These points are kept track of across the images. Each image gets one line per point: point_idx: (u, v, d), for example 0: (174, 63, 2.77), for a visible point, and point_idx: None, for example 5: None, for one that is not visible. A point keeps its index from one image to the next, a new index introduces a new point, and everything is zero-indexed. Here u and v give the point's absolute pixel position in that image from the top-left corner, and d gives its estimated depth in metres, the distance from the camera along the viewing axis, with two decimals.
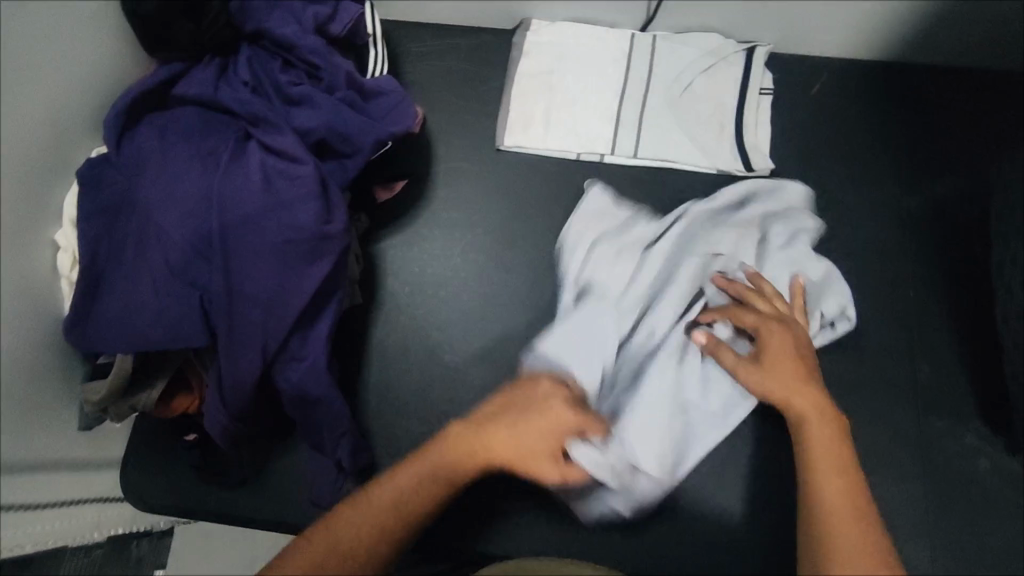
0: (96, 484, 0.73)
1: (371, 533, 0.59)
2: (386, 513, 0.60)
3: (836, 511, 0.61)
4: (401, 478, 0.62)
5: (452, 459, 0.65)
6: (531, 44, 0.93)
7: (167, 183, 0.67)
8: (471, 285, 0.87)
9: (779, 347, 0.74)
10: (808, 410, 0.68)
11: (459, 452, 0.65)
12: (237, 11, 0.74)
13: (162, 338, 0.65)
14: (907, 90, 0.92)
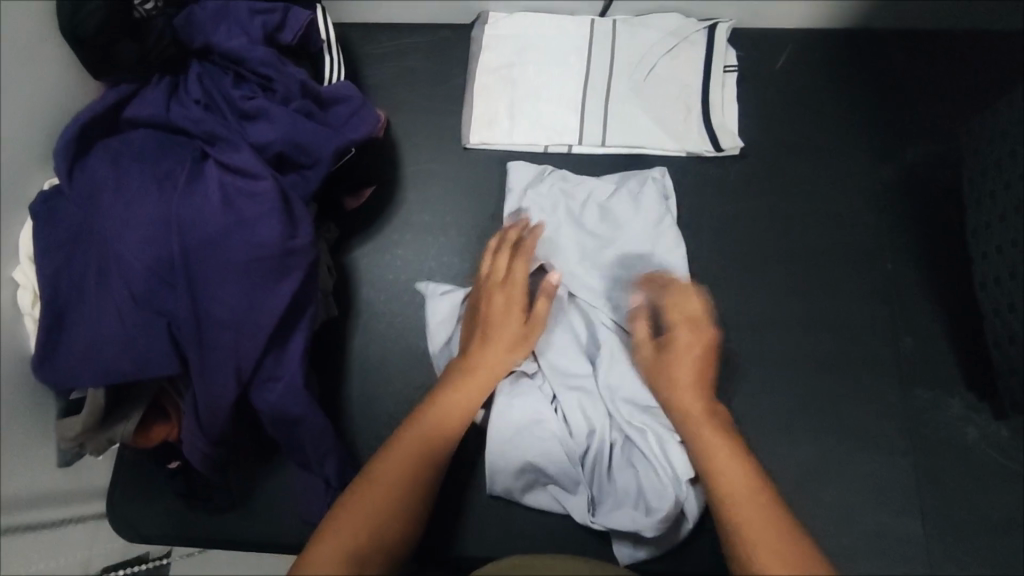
0: (82, 520, 0.72)
1: (377, 540, 0.58)
2: (387, 514, 0.60)
3: (758, 531, 0.57)
4: (384, 479, 0.61)
5: (417, 454, 0.64)
6: (491, 38, 0.92)
7: (125, 212, 0.65)
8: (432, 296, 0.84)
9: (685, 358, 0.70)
10: (713, 438, 0.64)
11: (421, 450, 0.64)
12: (182, 26, 0.73)
13: (133, 369, 0.64)
14: (871, 57, 0.91)
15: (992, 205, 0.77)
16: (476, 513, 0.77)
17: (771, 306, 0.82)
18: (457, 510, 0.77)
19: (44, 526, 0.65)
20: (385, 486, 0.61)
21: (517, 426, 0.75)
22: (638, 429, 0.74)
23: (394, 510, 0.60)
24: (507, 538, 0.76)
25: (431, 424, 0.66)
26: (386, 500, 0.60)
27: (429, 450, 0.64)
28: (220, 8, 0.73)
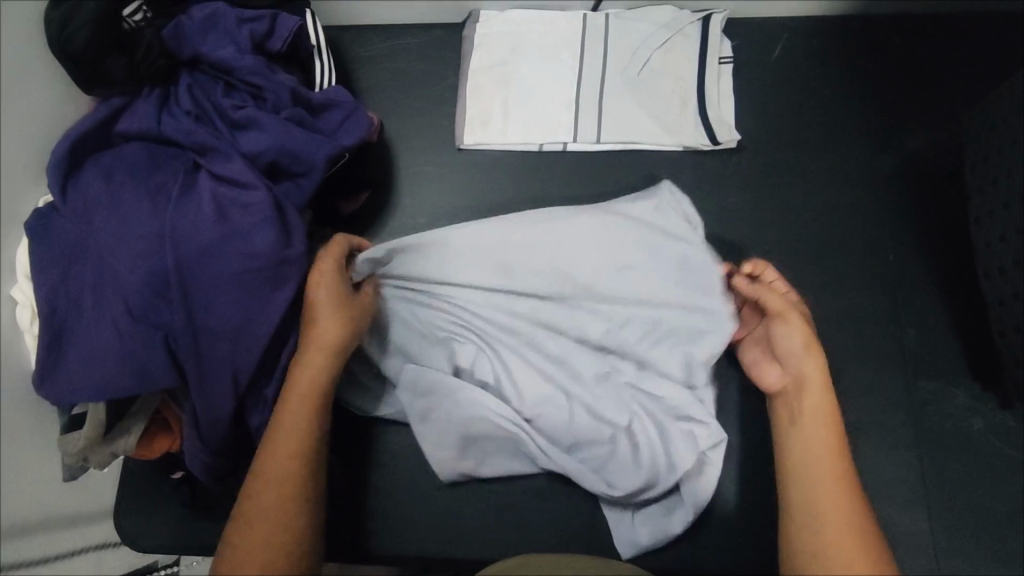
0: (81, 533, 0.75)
1: (267, 537, 0.61)
2: (274, 509, 0.63)
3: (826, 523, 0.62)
4: (269, 474, 0.64)
5: (282, 449, 0.65)
6: (483, 36, 0.91)
7: (119, 226, 0.65)
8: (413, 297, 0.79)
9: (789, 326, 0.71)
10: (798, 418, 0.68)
11: (293, 442, 0.65)
12: (170, 37, 0.72)
13: (132, 384, 0.64)
14: (871, 43, 0.90)
15: (995, 192, 0.76)
16: (473, 511, 0.76)
17: None
18: (458, 511, 0.76)
19: (20, 565, 0.63)
20: (267, 485, 0.64)
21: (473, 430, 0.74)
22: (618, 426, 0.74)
23: (278, 504, 0.63)
24: (508, 539, 0.75)
25: (291, 410, 0.66)
26: (270, 497, 0.63)
27: (302, 438, 0.66)
28: (207, 17, 0.73)
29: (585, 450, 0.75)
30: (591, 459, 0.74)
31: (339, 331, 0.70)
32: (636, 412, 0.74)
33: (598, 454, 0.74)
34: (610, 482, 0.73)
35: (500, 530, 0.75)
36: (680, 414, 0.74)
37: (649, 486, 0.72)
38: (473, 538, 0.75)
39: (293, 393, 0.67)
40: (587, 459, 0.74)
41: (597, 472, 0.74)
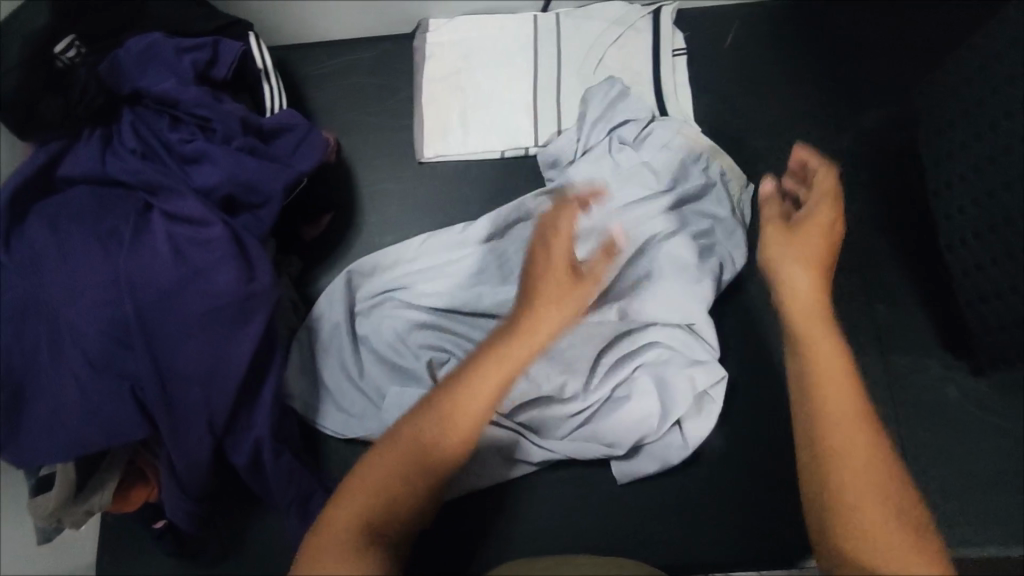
0: None
1: (403, 497, 0.51)
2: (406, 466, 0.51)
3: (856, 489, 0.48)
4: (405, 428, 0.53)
5: (465, 404, 0.53)
6: (433, 45, 0.90)
7: (72, 275, 0.63)
8: (393, 316, 0.80)
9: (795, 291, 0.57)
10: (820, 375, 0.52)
11: (420, 442, 0.52)
12: (107, 72, 0.70)
13: (99, 438, 0.62)
14: (818, 25, 0.91)
15: (951, 164, 0.77)
16: (472, 524, 0.75)
17: (745, 289, 0.81)
18: (457, 527, 0.74)
19: None
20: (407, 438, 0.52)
21: None
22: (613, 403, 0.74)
23: (420, 468, 0.52)
24: (512, 547, 0.74)
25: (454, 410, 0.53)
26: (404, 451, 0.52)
27: (433, 444, 0.52)
28: (144, 50, 0.70)
29: (580, 440, 0.74)
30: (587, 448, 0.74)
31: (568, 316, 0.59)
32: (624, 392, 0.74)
33: (597, 439, 0.74)
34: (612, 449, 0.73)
35: (492, 545, 0.74)
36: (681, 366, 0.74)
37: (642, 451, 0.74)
38: (467, 555, 0.73)
39: (537, 337, 0.57)
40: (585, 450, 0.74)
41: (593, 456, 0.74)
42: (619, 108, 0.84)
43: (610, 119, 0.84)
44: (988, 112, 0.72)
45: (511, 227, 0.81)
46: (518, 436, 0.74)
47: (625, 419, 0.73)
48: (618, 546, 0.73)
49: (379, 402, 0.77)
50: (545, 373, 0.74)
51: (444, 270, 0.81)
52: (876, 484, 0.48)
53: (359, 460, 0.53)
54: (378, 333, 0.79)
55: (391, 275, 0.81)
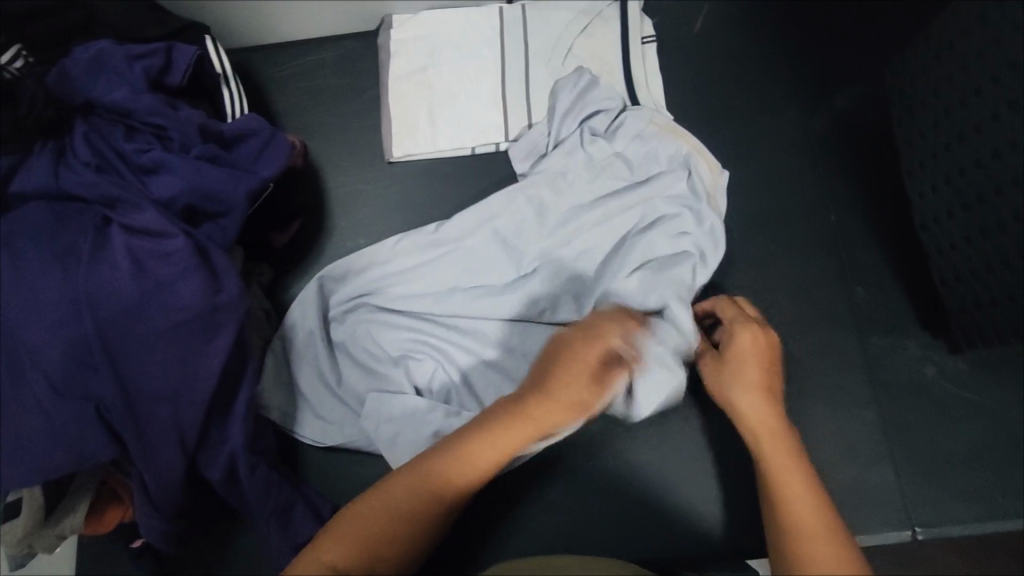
0: None
1: (385, 547, 0.55)
2: (392, 529, 0.55)
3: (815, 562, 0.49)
4: (398, 487, 0.57)
5: (451, 476, 0.58)
6: (397, 42, 0.88)
7: (28, 294, 0.61)
8: (369, 320, 0.78)
9: (750, 407, 0.62)
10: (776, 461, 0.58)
11: (419, 488, 0.57)
12: (56, 83, 0.67)
13: (65, 461, 0.60)
14: (788, 7, 0.90)
15: (923, 144, 0.76)
16: (455, 528, 0.74)
17: (722, 278, 0.81)
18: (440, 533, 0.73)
19: None
20: (398, 501, 0.56)
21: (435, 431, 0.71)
22: None
23: (410, 518, 0.56)
24: (496, 551, 0.73)
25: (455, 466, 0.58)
26: (395, 514, 0.56)
27: (430, 495, 0.57)
28: (93, 57, 0.68)
29: None
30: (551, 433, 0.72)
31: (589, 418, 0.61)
32: None
33: None
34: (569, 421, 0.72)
35: (469, 549, 0.73)
36: None
37: None
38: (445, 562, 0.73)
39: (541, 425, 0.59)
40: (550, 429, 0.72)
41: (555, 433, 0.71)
42: (589, 96, 0.82)
43: (581, 107, 0.82)
44: (957, 90, 0.72)
45: (488, 222, 0.80)
46: None
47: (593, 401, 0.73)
48: (603, 543, 0.73)
49: (359, 408, 0.76)
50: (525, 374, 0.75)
51: (420, 270, 0.79)
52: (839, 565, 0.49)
53: (361, 496, 0.57)
54: (356, 336, 0.78)
55: (366, 277, 0.80)
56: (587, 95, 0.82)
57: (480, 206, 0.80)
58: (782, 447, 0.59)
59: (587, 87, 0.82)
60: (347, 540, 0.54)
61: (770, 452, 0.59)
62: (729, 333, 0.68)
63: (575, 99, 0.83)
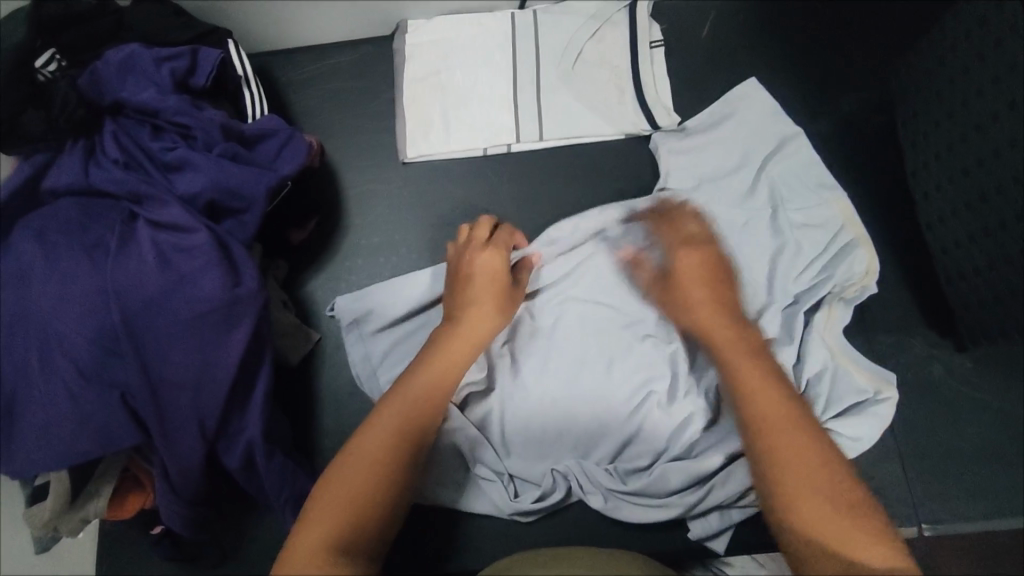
0: None
1: (379, 481, 0.58)
2: (389, 448, 0.60)
3: (793, 473, 0.55)
4: (376, 428, 0.61)
5: (419, 402, 0.63)
6: (412, 46, 0.90)
7: (58, 286, 0.63)
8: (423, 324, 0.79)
9: (691, 264, 0.72)
10: (746, 371, 0.64)
11: (403, 416, 0.62)
12: (88, 85, 0.70)
13: (92, 446, 0.63)
14: (796, 11, 0.91)
15: (927, 145, 0.79)
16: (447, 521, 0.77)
17: None
18: (443, 526, 0.76)
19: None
20: (374, 435, 0.60)
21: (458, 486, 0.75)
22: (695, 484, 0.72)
23: (397, 446, 0.60)
24: (505, 543, 0.76)
25: (419, 388, 0.64)
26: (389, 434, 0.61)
27: (408, 419, 0.62)
28: (123, 59, 0.71)
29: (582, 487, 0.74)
30: (593, 485, 0.74)
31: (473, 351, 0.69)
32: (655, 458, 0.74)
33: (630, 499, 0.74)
34: (682, 496, 0.72)
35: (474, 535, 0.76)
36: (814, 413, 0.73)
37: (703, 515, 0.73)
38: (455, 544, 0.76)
39: (475, 337, 0.70)
40: (649, 513, 0.73)
41: (671, 510, 0.72)
42: (603, 105, 0.87)
43: (602, 115, 0.87)
44: (961, 91, 0.74)
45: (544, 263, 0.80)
46: (496, 483, 0.75)
47: (655, 417, 0.74)
48: (611, 537, 0.76)
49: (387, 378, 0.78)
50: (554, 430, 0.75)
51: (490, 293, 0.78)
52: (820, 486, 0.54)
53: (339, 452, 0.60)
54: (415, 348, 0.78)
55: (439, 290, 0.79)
56: (595, 106, 0.87)
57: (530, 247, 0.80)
58: (743, 359, 0.65)
59: (595, 99, 0.87)
60: (358, 460, 0.58)
61: (732, 365, 0.65)
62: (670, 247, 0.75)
63: (591, 110, 0.87)
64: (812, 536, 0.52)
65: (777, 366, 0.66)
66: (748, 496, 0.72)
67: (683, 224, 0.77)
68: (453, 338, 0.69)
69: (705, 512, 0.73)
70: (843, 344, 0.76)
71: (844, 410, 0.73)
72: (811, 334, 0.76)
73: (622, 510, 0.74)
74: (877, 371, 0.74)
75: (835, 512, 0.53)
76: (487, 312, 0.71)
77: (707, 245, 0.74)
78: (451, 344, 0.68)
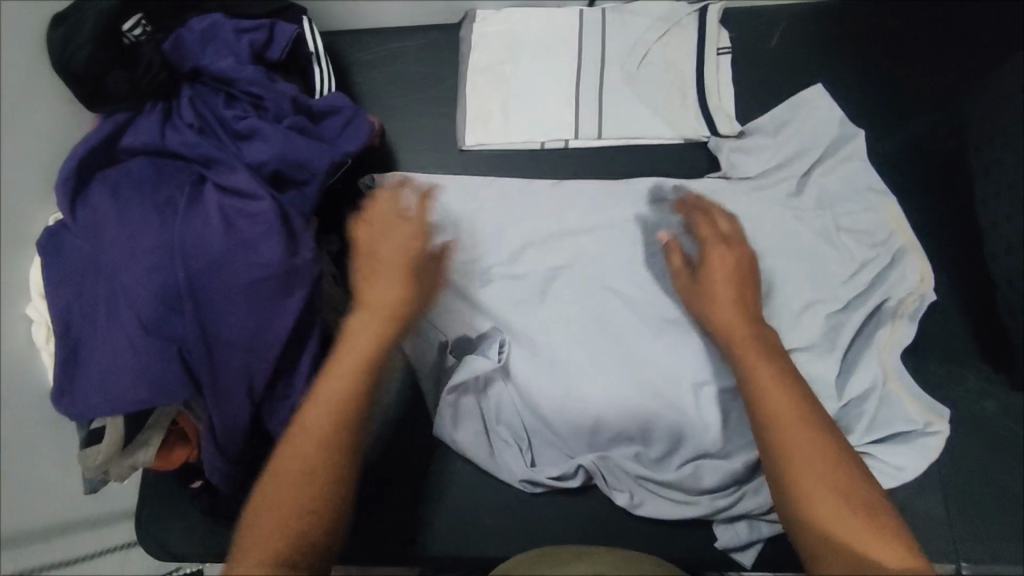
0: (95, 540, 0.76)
1: (312, 487, 0.56)
2: (324, 441, 0.58)
3: (809, 471, 0.56)
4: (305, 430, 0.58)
5: (333, 408, 0.58)
6: (480, 36, 0.91)
7: (128, 241, 0.66)
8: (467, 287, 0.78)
9: (721, 261, 0.69)
10: (753, 358, 0.62)
11: (328, 415, 0.58)
12: (172, 49, 0.73)
13: (149, 397, 0.64)
14: (868, 27, 0.89)
15: (1000, 173, 0.77)
16: (454, 492, 0.76)
17: None
18: (456, 509, 0.76)
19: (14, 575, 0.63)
20: (302, 440, 0.57)
21: (479, 451, 0.75)
22: (725, 487, 0.72)
23: (329, 448, 0.57)
24: (529, 531, 0.75)
25: (333, 388, 0.59)
26: (324, 422, 0.58)
27: (338, 414, 0.58)
28: (206, 27, 0.74)
29: (602, 469, 0.74)
30: (617, 475, 0.74)
31: (369, 337, 0.61)
32: (683, 459, 0.73)
33: (654, 489, 0.73)
34: (712, 498, 0.72)
35: (494, 512, 0.75)
36: (867, 429, 0.72)
37: (735, 526, 0.72)
38: (467, 524, 0.75)
39: (374, 312, 0.62)
40: (677, 509, 0.72)
41: (700, 510, 0.72)
42: (665, 108, 0.87)
43: (663, 118, 0.87)
44: None
45: (592, 242, 0.80)
46: (516, 454, 0.75)
47: (681, 399, 0.72)
48: (638, 539, 0.74)
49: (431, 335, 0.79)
50: (580, 414, 0.73)
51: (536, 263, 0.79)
52: (836, 489, 0.55)
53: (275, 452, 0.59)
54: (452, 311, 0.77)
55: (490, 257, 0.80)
56: (657, 108, 0.87)
57: (578, 224, 0.81)
58: (748, 343, 0.63)
59: (658, 101, 0.87)
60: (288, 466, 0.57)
61: (741, 349, 0.63)
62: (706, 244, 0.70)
63: (652, 112, 0.87)
64: (831, 538, 0.53)
65: (790, 364, 0.63)
66: (779, 510, 0.71)
67: (717, 220, 0.72)
68: (354, 328, 0.62)
69: (740, 519, 0.72)
70: (897, 367, 0.74)
71: (889, 436, 0.72)
72: (870, 351, 0.74)
73: (648, 502, 0.73)
74: (930, 404, 0.73)
75: (852, 515, 0.54)
76: (386, 280, 0.64)
77: (734, 240, 0.71)
78: (351, 333, 0.62)
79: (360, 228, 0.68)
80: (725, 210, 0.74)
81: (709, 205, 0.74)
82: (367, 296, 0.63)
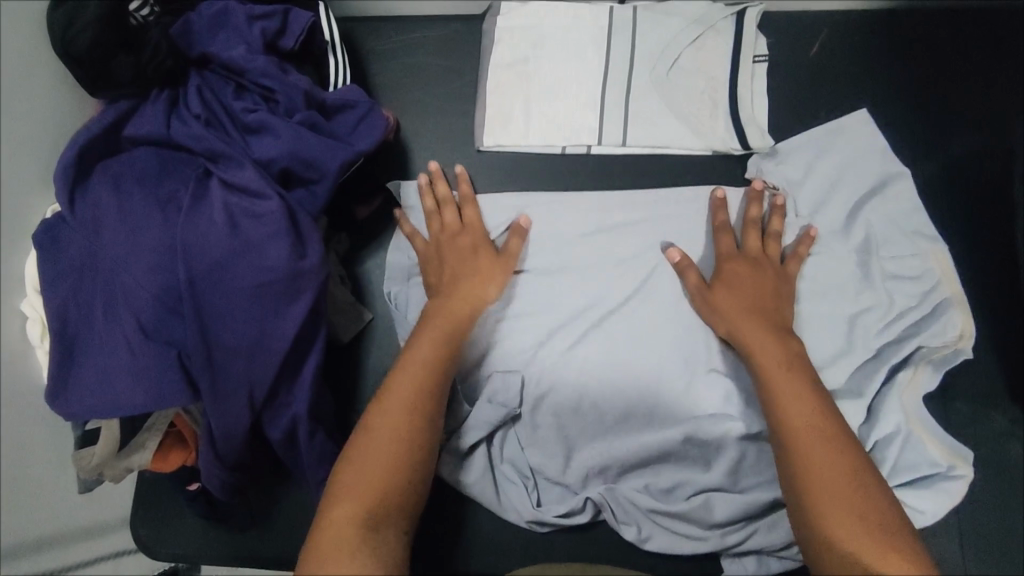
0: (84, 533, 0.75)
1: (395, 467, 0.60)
2: (395, 450, 0.60)
3: (835, 501, 0.56)
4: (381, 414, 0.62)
5: (408, 395, 0.63)
6: (503, 30, 0.87)
7: (130, 236, 0.63)
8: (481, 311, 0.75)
9: (738, 279, 0.71)
10: (783, 391, 0.63)
11: (406, 402, 0.63)
12: (179, 34, 0.70)
13: (145, 403, 0.61)
14: (916, 39, 0.84)
15: None
16: (457, 514, 0.75)
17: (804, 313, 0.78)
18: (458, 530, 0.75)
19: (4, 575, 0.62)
20: (381, 421, 0.62)
21: (496, 489, 0.74)
22: (737, 523, 0.70)
23: (408, 429, 0.62)
24: (531, 552, 0.74)
25: (406, 380, 0.64)
26: (399, 415, 0.62)
27: (412, 401, 0.63)
28: (217, 13, 0.70)
29: (611, 508, 0.72)
30: (626, 512, 0.72)
31: (439, 345, 0.67)
32: (692, 494, 0.71)
33: (661, 526, 0.72)
34: (722, 534, 0.70)
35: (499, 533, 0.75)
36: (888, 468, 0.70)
37: (742, 560, 0.71)
38: (468, 545, 0.75)
39: (446, 323, 0.69)
40: (684, 542, 0.71)
41: (707, 548, 0.70)
42: (694, 117, 0.83)
43: (691, 127, 0.83)
44: None
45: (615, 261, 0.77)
46: (522, 488, 0.74)
47: (703, 429, 0.69)
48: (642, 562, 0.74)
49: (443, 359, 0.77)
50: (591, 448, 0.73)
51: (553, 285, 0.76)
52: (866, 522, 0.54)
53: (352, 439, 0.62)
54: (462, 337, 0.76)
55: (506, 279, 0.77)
56: (685, 116, 0.83)
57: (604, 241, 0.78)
58: (782, 378, 0.64)
59: (687, 109, 0.83)
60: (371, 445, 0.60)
61: (772, 387, 0.63)
62: (727, 258, 0.73)
63: (681, 121, 0.83)
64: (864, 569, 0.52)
65: (830, 403, 0.63)
66: (791, 548, 0.70)
67: (745, 237, 0.74)
68: (422, 335, 0.68)
69: (749, 553, 0.71)
70: (919, 409, 0.72)
71: (911, 478, 0.70)
72: (894, 393, 0.72)
73: (655, 537, 0.71)
74: (953, 445, 0.71)
75: (885, 549, 0.53)
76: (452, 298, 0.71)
77: (764, 266, 0.72)
78: (418, 336, 0.68)
79: (422, 243, 0.77)
80: (768, 234, 0.75)
81: (752, 217, 0.75)
82: (458, 292, 0.72)
